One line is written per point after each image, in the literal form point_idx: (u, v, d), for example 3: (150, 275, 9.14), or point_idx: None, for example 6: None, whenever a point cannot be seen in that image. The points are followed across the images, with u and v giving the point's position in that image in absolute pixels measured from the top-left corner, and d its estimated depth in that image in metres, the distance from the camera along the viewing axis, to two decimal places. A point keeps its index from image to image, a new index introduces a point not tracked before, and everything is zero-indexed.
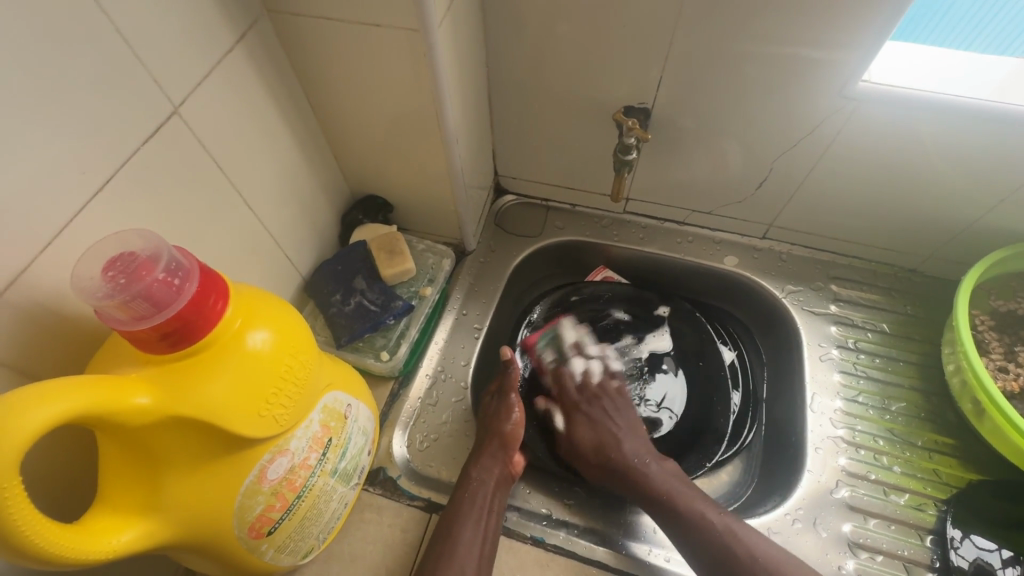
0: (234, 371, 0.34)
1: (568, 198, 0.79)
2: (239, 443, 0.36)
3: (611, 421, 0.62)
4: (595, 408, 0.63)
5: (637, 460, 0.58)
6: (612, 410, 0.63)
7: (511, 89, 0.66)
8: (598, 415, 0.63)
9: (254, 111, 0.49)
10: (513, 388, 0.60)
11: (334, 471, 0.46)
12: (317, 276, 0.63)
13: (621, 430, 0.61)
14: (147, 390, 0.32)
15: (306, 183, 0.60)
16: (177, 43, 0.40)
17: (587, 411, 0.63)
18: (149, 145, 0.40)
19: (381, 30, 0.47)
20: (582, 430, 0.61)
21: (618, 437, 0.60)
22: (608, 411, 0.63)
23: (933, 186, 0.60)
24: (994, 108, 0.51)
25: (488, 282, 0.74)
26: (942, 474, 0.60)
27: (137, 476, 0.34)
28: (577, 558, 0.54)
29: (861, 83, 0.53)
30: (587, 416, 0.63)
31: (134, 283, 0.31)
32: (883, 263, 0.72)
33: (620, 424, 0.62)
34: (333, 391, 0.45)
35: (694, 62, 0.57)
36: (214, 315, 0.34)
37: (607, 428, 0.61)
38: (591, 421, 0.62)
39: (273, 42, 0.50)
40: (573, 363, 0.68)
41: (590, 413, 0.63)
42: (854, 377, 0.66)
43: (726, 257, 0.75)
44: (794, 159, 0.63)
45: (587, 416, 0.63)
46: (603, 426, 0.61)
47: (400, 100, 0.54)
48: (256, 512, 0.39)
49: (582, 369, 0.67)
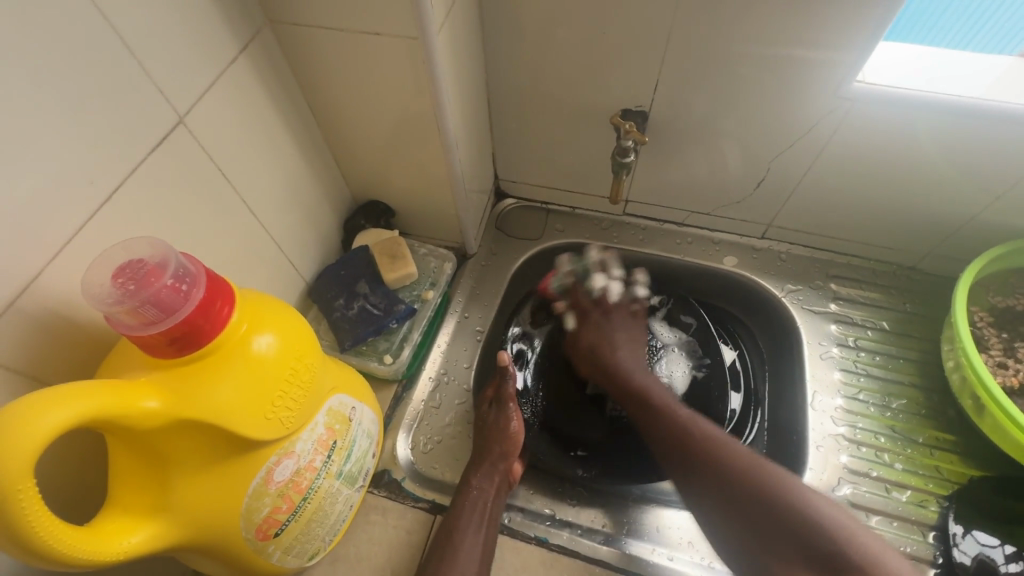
0: (240, 375, 0.35)
1: (568, 201, 0.80)
2: (245, 445, 0.36)
3: (617, 332, 0.66)
4: (606, 320, 0.67)
5: (623, 364, 0.63)
6: (618, 323, 0.68)
7: (510, 94, 0.67)
8: (605, 324, 0.67)
9: (258, 119, 0.50)
10: (511, 399, 0.59)
11: (339, 473, 0.47)
12: (320, 280, 0.63)
13: (621, 337, 0.66)
14: (156, 394, 0.32)
15: (309, 189, 0.61)
16: (181, 55, 0.41)
17: (597, 318, 0.67)
18: (155, 154, 0.41)
19: (380, 37, 0.48)
20: (587, 332, 0.67)
21: (616, 344, 0.65)
22: (614, 324, 0.67)
23: (929, 183, 0.60)
24: (987, 106, 0.51)
25: (490, 285, 0.74)
26: (944, 470, 0.60)
27: (147, 478, 0.34)
28: (581, 559, 0.54)
29: (855, 83, 0.54)
30: (596, 321, 0.67)
31: (144, 289, 0.32)
32: (881, 262, 0.72)
33: (621, 336, 0.66)
34: (337, 394, 0.46)
35: (689, 65, 0.57)
36: (220, 321, 0.34)
37: (612, 340, 0.65)
38: (600, 326, 0.67)
39: (276, 51, 0.51)
40: (595, 282, 0.71)
41: (599, 326, 0.67)
42: (854, 374, 0.66)
43: (725, 257, 0.76)
44: (790, 158, 0.64)
45: (598, 322, 0.67)
46: (607, 337, 0.65)
47: (401, 107, 0.55)
48: (263, 513, 0.40)
49: (602, 286, 0.70)
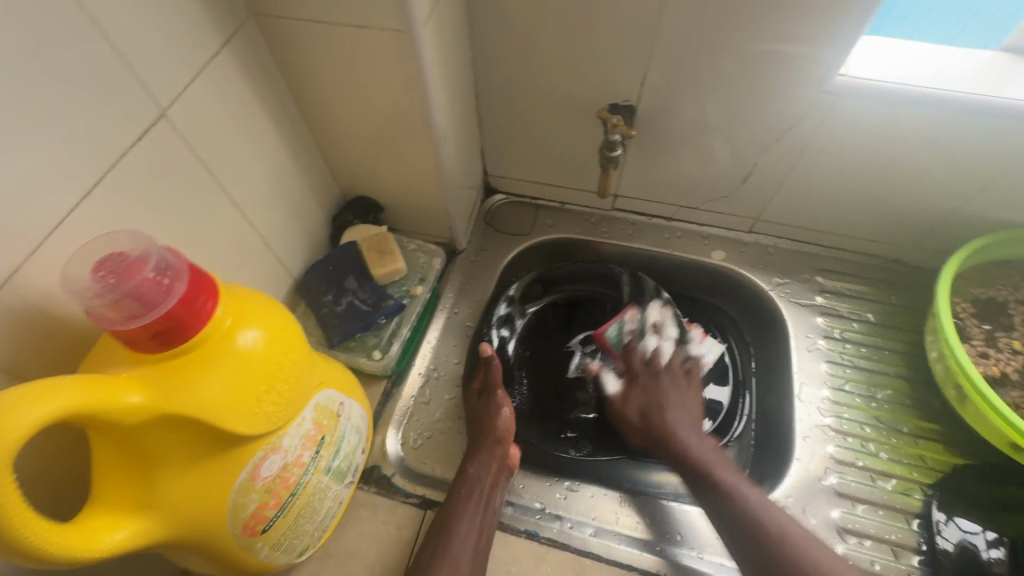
0: (226, 368, 0.35)
1: (557, 196, 0.80)
2: (232, 440, 0.36)
3: (669, 398, 0.62)
4: (655, 383, 0.64)
5: (675, 428, 0.60)
6: (671, 389, 0.64)
7: (498, 88, 0.67)
8: (654, 387, 0.64)
9: (242, 113, 0.50)
10: (498, 385, 0.60)
11: (327, 469, 0.47)
12: (308, 276, 0.63)
13: (676, 406, 0.62)
14: (139, 389, 0.32)
15: (296, 184, 0.60)
16: (163, 48, 0.40)
17: (645, 381, 0.64)
18: (137, 148, 0.40)
19: (366, 31, 0.48)
20: (635, 396, 0.64)
21: (667, 408, 0.61)
22: (665, 387, 0.64)
23: (913, 176, 0.61)
24: (968, 99, 0.52)
25: (479, 281, 0.74)
26: (928, 459, 0.61)
27: (131, 475, 0.34)
28: (570, 551, 0.55)
29: (840, 76, 0.54)
30: (644, 386, 0.64)
31: (124, 282, 0.31)
32: (867, 255, 0.73)
33: (675, 406, 0.62)
34: (325, 389, 0.46)
35: (677, 59, 0.58)
36: (204, 315, 0.34)
37: (664, 401, 0.62)
38: (648, 391, 0.64)
39: (260, 45, 0.51)
40: (648, 342, 0.68)
41: (654, 387, 0.64)
42: (840, 366, 0.67)
43: (714, 251, 0.76)
44: (777, 153, 0.64)
45: (646, 386, 0.64)
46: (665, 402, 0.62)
47: (388, 102, 0.55)
48: (250, 509, 0.40)
49: (655, 348, 0.67)
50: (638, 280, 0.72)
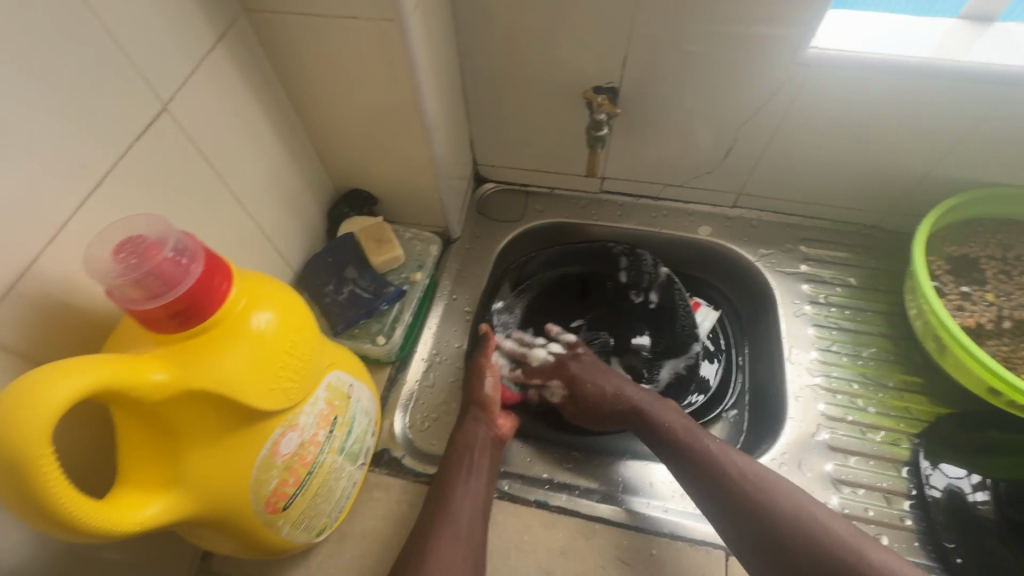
0: (242, 346, 0.36)
1: (547, 182, 0.82)
2: (251, 416, 0.37)
3: (599, 371, 0.65)
4: (587, 365, 0.66)
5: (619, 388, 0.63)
6: (592, 364, 0.66)
7: (484, 77, 0.69)
8: (588, 370, 0.65)
9: (238, 107, 0.51)
10: (483, 354, 0.64)
11: (341, 449, 0.49)
12: (308, 268, 0.64)
13: (606, 375, 0.64)
14: (163, 367, 0.33)
15: (291, 179, 0.62)
16: (162, 44, 0.41)
17: (578, 368, 0.65)
18: (141, 141, 0.41)
19: (356, 22, 0.49)
20: (587, 386, 0.64)
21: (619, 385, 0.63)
22: (589, 367, 0.65)
23: (885, 141, 0.64)
24: (930, 65, 0.55)
25: (475, 267, 0.76)
26: (914, 411, 0.64)
27: (158, 452, 0.35)
28: (579, 516, 0.56)
29: (810, 49, 0.57)
30: (578, 372, 0.65)
31: (145, 262, 0.33)
32: (846, 223, 0.76)
33: (608, 372, 0.65)
34: (335, 370, 0.47)
35: (656, 40, 0.60)
36: (219, 296, 0.35)
37: (602, 375, 0.64)
38: (586, 373, 0.65)
39: (252, 40, 0.52)
40: (534, 354, 0.69)
41: (581, 370, 0.65)
42: (827, 328, 0.70)
43: (700, 227, 0.79)
44: (755, 127, 0.67)
45: (582, 372, 0.65)
46: (598, 374, 0.64)
47: (379, 94, 0.56)
48: (271, 486, 0.41)
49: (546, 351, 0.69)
50: (636, 257, 0.75)
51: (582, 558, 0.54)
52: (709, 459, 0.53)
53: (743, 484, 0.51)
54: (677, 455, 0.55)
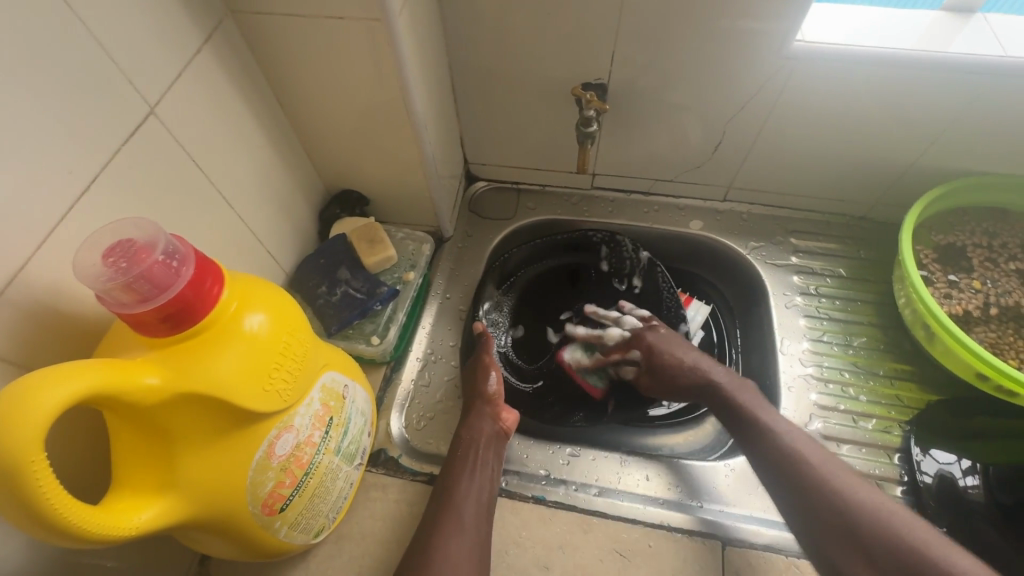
0: (236, 348, 0.36)
1: (538, 179, 0.82)
2: (246, 418, 0.37)
3: (676, 343, 0.64)
4: (661, 338, 0.64)
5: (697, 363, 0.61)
6: (665, 337, 0.65)
7: (473, 76, 0.69)
8: (665, 343, 0.64)
9: (226, 110, 0.51)
10: (485, 352, 0.64)
11: (337, 449, 0.49)
12: (301, 270, 0.64)
13: (683, 347, 0.63)
14: (156, 371, 0.33)
15: (282, 180, 0.61)
16: (148, 47, 0.41)
17: (650, 344, 0.64)
18: (128, 144, 0.41)
19: (343, 22, 0.49)
20: (664, 359, 0.63)
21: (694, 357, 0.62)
22: (664, 339, 0.64)
23: (873, 132, 0.64)
24: (914, 56, 0.56)
25: (467, 266, 0.76)
26: (904, 398, 0.64)
27: (152, 457, 0.35)
28: (577, 511, 0.57)
29: (797, 42, 0.57)
30: (653, 347, 0.64)
31: (134, 266, 0.32)
32: (835, 214, 0.77)
33: (686, 345, 0.64)
34: (330, 371, 0.47)
35: (644, 35, 0.60)
36: (211, 298, 0.35)
37: (681, 348, 0.63)
38: (665, 349, 0.63)
39: (238, 42, 0.51)
40: (609, 333, 0.69)
41: (657, 342, 0.64)
42: (817, 319, 0.70)
43: (691, 221, 0.79)
44: (744, 120, 0.67)
45: (655, 347, 0.64)
46: (678, 345, 0.63)
47: (368, 93, 0.56)
48: (268, 488, 0.41)
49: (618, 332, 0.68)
50: (618, 244, 0.74)
51: (580, 553, 0.54)
52: (773, 435, 0.53)
53: (810, 464, 0.50)
54: (749, 433, 0.55)
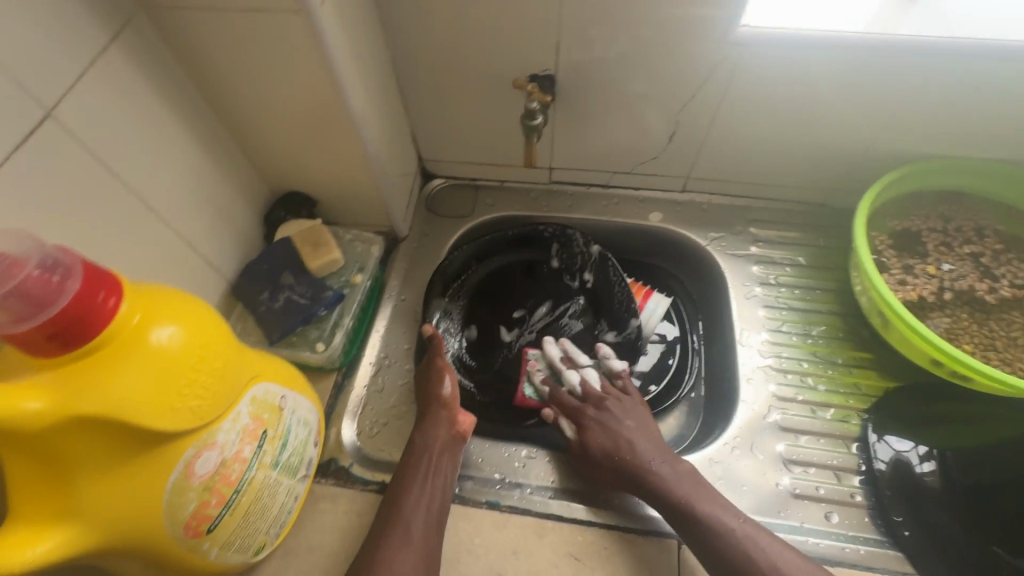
0: (138, 365, 0.34)
1: (495, 175, 0.80)
2: (156, 439, 0.35)
3: (622, 421, 0.59)
4: (605, 413, 0.60)
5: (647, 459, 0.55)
6: (619, 411, 0.60)
7: (418, 69, 0.66)
8: (606, 418, 0.60)
9: (143, 110, 0.48)
10: (439, 355, 0.62)
11: (275, 463, 0.47)
12: (242, 277, 0.62)
13: (630, 428, 0.58)
14: (44, 394, 0.31)
15: (218, 183, 0.59)
16: (39, 46, 0.39)
17: (595, 415, 0.60)
18: (22, 150, 0.39)
19: (261, 14, 0.46)
20: (595, 436, 0.59)
21: (631, 439, 0.57)
22: (614, 412, 0.60)
23: (825, 118, 0.63)
24: (859, 39, 0.55)
25: (424, 266, 0.74)
26: (862, 386, 0.64)
27: (49, 485, 0.33)
28: (532, 514, 0.55)
29: (740, 28, 0.56)
30: (597, 420, 0.60)
31: (7, 282, 0.30)
32: (796, 202, 0.76)
33: (629, 425, 0.59)
34: (262, 383, 0.45)
35: (588, 25, 0.58)
36: (106, 312, 0.33)
37: (620, 428, 0.58)
38: (604, 425, 0.59)
39: (154, 38, 0.49)
40: (568, 375, 0.65)
41: (600, 415, 0.60)
42: (777, 309, 0.70)
43: (651, 213, 0.78)
44: (696, 109, 0.66)
45: (598, 420, 0.60)
46: (615, 428, 0.58)
47: (300, 91, 0.54)
48: (190, 509, 0.39)
49: (580, 380, 0.64)
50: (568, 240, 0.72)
51: (533, 558, 0.53)
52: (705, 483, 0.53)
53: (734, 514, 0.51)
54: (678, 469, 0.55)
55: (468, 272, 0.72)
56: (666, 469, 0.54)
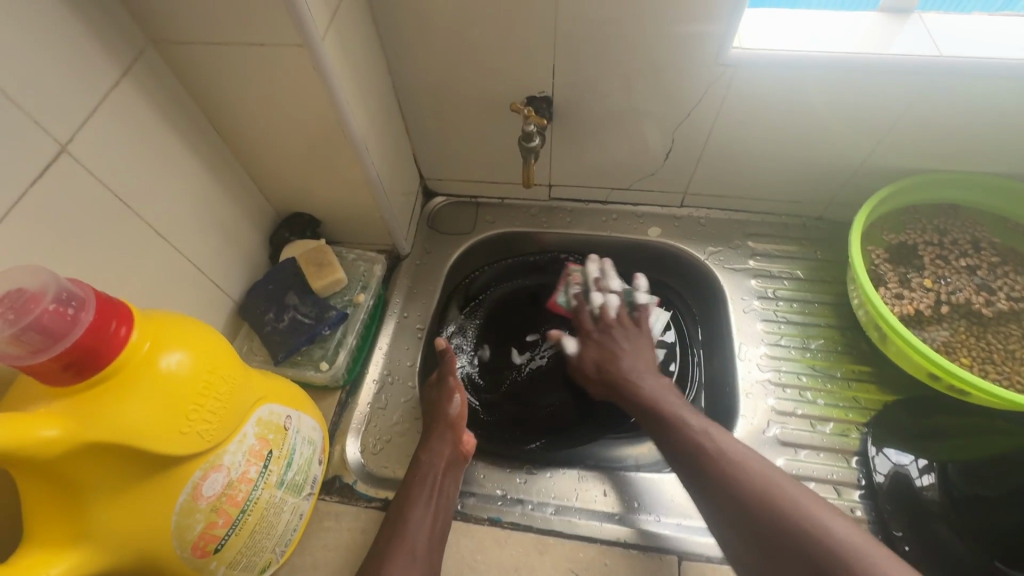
0: (147, 392, 0.35)
1: (495, 192, 0.82)
2: (164, 463, 0.36)
3: (620, 346, 0.66)
4: (608, 334, 0.68)
5: (631, 374, 0.62)
6: (621, 337, 0.67)
7: (419, 92, 0.68)
8: (607, 339, 0.67)
9: (153, 141, 0.50)
10: (451, 373, 0.63)
11: (279, 482, 0.48)
12: (248, 297, 0.63)
13: (628, 351, 0.65)
14: (57, 422, 0.32)
15: (225, 207, 0.61)
16: (54, 86, 0.41)
17: (598, 336, 0.68)
18: (38, 185, 0.40)
19: (266, 48, 0.48)
20: (590, 351, 0.67)
21: (621, 358, 0.64)
22: (616, 337, 0.67)
23: (818, 134, 0.64)
24: (849, 59, 0.56)
25: (426, 283, 0.76)
26: (861, 400, 0.64)
27: (62, 510, 0.34)
28: (533, 531, 0.56)
29: (732, 49, 0.57)
30: (597, 340, 0.68)
31: (24, 316, 0.31)
32: (793, 215, 0.77)
33: (627, 347, 0.66)
34: (267, 404, 0.46)
35: (582, 48, 0.60)
36: (118, 340, 0.34)
37: (619, 351, 0.65)
38: (602, 344, 0.67)
39: (164, 72, 0.51)
40: (595, 298, 0.72)
41: (608, 332, 0.68)
42: (775, 323, 0.70)
43: (650, 228, 0.79)
44: (691, 127, 0.67)
45: (599, 340, 0.67)
46: (614, 351, 0.65)
47: (304, 118, 0.56)
48: (197, 530, 0.40)
49: (602, 303, 0.71)
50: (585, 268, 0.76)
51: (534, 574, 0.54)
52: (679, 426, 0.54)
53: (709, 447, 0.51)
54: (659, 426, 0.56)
55: (478, 300, 0.78)
56: (652, 385, 0.61)
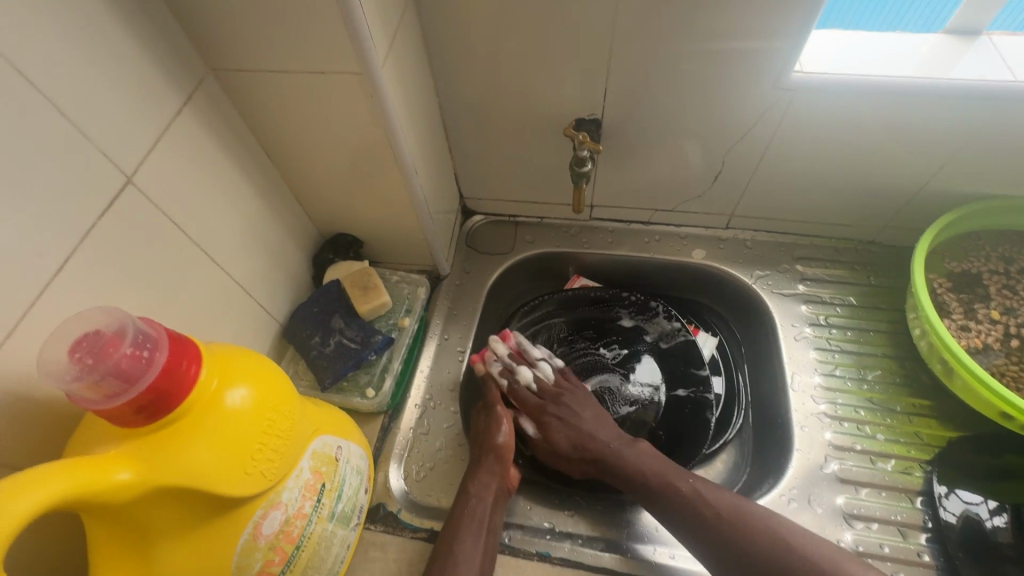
0: (214, 432, 0.34)
1: (535, 212, 0.81)
2: (226, 504, 0.36)
3: (580, 414, 0.61)
4: (562, 407, 0.61)
5: (613, 446, 0.58)
6: (575, 402, 0.62)
7: (464, 112, 0.68)
8: (566, 412, 0.61)
9: (211, 169, 0.50)
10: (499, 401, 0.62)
11: (331, 515, 0.47)
12: (293, 320, 0.62)
13: (589, 418, 0.60)
14: (128, 465, 0.32)
15: (273, 231, 0.60)
16: (122, 118, 0.41)
17: (554, 410, 0.61)
18: (105, 219, 0.41)
19: (326, 76, 0.48)
20: (557, 432, 0.60)
21: (591, 430, 0.59)
22: (573, 406, 0.61)
23: (876, 157, 0.62)
24: (920, 84, 0.54)
25: (466, 304, 0.75)
26: (923, 435, 0.62)
27: (127, 553, 0.34)
28: (584, 567, 0.54)
29: (793, 73, 0.56)
30: (557, 416, 0.61)
31: (102, 361, 0.31)
32: (843, 239, 0.75)
33: (586, 417, 0.60)
34: (321, 436, 0.45)
35: (636, 69, 0.58)
36: (188, 380, 0.33)
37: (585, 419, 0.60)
38: (563, 420, 0.60)
39: (222, 99, 0.51)
40: (522, 372, 0.64)
41: (560, 410, 0.61)
42: (829, 352, 0.68)
43: (694, 250, 0.77)
44: (742, 150, 0.65)
45: (558, 416, 0.61)
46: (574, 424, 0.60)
47: (356, 143, 0.55)
48: (255, 568, 0.40)
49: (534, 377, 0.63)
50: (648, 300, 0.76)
51: None
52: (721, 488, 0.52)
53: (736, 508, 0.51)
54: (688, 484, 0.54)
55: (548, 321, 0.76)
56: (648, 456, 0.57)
